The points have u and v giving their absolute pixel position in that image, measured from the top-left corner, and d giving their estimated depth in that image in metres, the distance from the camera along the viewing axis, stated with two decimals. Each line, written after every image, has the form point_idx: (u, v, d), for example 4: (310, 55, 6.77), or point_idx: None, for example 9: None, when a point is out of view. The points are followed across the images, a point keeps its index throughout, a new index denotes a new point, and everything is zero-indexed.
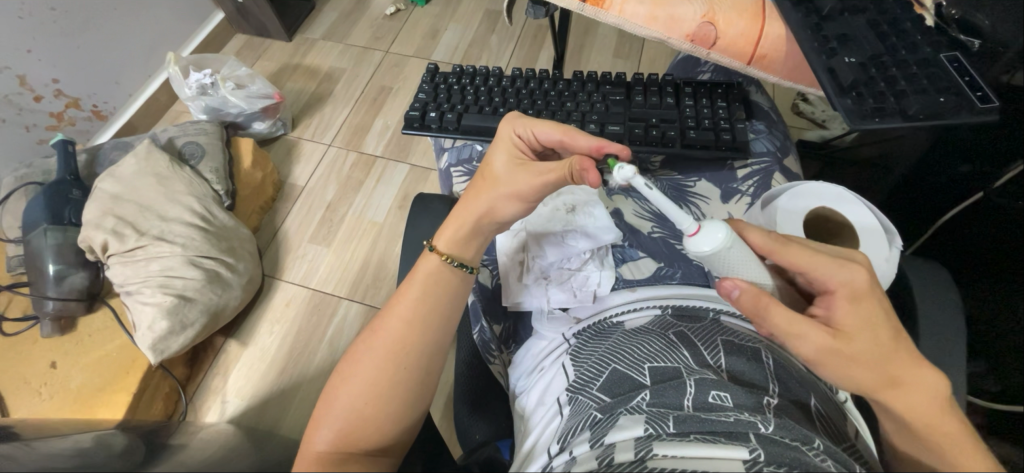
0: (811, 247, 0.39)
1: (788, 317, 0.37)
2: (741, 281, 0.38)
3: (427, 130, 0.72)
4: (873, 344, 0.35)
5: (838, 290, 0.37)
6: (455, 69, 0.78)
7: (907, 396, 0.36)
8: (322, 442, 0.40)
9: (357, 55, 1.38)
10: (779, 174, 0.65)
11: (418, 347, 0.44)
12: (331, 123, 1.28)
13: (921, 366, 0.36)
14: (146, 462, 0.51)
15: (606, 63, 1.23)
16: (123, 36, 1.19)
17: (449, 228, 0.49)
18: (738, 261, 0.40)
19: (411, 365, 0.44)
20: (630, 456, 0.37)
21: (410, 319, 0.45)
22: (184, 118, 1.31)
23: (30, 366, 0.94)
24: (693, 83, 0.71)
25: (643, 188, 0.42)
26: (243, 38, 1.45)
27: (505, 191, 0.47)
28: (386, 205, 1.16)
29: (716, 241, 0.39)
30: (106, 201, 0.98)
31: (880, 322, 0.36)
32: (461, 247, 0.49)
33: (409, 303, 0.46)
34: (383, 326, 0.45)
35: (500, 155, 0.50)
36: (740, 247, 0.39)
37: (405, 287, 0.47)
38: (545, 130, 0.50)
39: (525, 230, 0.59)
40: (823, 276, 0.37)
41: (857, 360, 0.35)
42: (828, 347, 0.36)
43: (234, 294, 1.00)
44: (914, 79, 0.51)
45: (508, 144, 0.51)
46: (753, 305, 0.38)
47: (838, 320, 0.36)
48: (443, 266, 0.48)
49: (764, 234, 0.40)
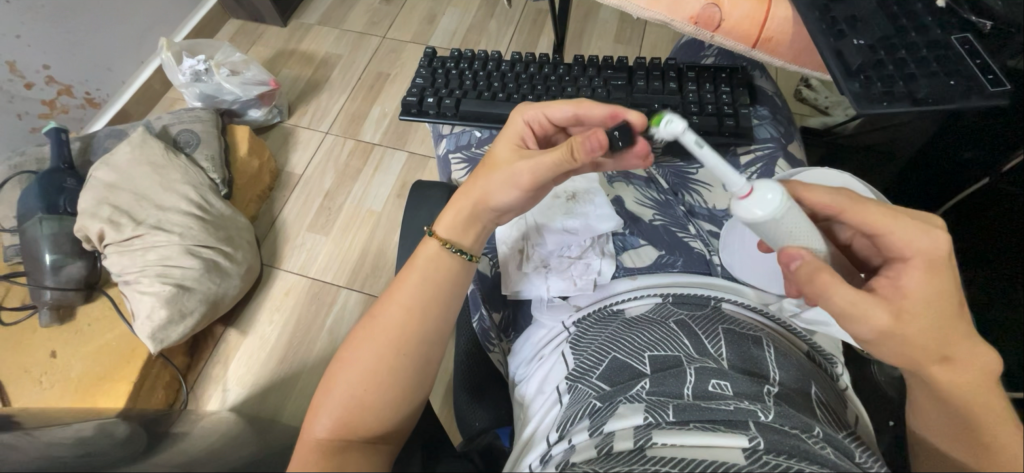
0: (891, 210, 0.39)
1: (852, 294, 0.36)
2: (805, 252, 0.38)
3: (425, 116, 0.71)
4: (934, 316, 0.36)
5: (915, 256, 0.37)
6: (452, 54, 0.76)
7: (951, 373, 0.36)
8: (321, 429, 0.40)
9: (353, 40, 1.35)
10: (782, 159, 0.64)
11: (419, 335, 0.44)
12: (328, 111, 1.26)
13: (974, 342, 0.36)
14: (147, 451, 0.51)
15: (606, 48, 1.21)
16: (114, 21, 1.17)
17: (447, 214, 0.48)
18: (794, 226, 0.37)
19: (410, 353, 0.43)
20: (630, 444, 0.37)
21: (411, 305, 0.45)
22: (179, 105, 1.29)
23: (29, 356, 0.94)
24: (696, 68, 0.69)
25: (691, 145, 0.40)
26: (237, 23, 1.42)
27: (504, 176, 0.47)
28: (384, 193, 1.15)
29: (771, 205, 0.37)
30: (101, 190, 0.97)
31: (947, 296, 0.36)
32: (461, 233, 0.48)
33: (409, 291, 0.45)
34: (384, 313, 0.45)
35: (504, 140, 0.51)
36: (794, 210, 0.37)
37: (406, 274, 0.47)
38: (558, 109, 0.51)
39: (525, 221, 0.59)
40: (903, 240, 0.37)
41: (916, 338, 0.36)
42: (887, 325, 0.36)
43: (233, 284, 0.99)
44: (924, 62, 0.49)
45: (516, 124, 0.51)
46: (811, 279, 0.37)
47: (907, 289, 0.36)
48: (444, 252, 0.47)
49: (832, 194, 0.40)
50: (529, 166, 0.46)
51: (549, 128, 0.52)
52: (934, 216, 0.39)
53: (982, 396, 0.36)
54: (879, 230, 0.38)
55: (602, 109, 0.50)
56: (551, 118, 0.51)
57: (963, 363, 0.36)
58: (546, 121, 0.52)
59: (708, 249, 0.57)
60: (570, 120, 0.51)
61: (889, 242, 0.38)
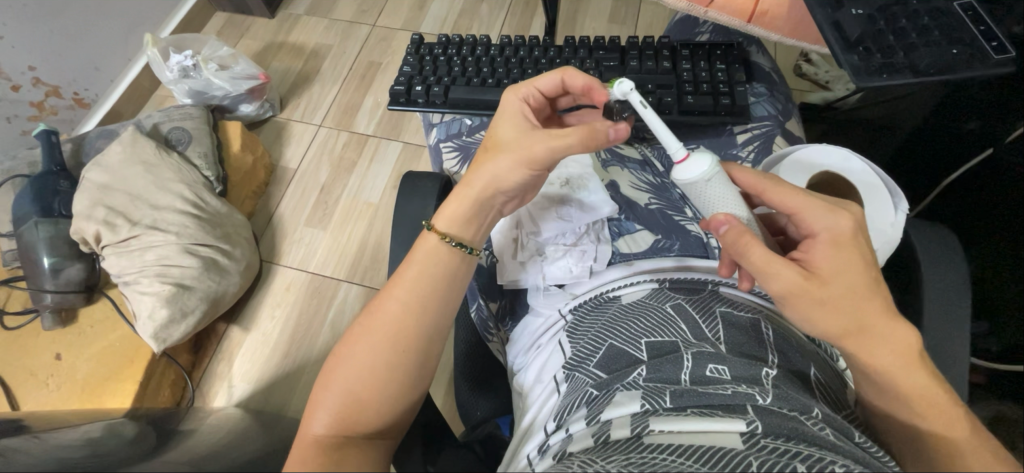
0: (805, 190, 0.39)
1: (766, 255, 0.37)
2: (730, 218, 0.39)
3: (414, 105, 0.70)
4: (847, 288, 0.36)
5: (820, 234, 0.37)
6: (441, 39, 0.74)
7: (870, 349, 0.37)
8: (319, 426, 0.40)
9: (343, 30, 1.33)
10: (780, 137, 0.62)
11: (417, 329, 0.44)
12: (320, 103, 1.24)
13: (893, 320, 0.36)
14: (154, 449, 0.52)
15: (601, 28, 1.18)
16: (99, 19, 1.15)
17: (449, 206, 0.47)
18: (717, 195, 0.41)
19: (409, 346, 0.43)
20: (626, 432, 0.37)
21: (407, 299, 0.44)
22: (169, 102, 1.27)
23: (34, 359, 0.95)
24: (690, 46, 0.67)
25: (637, 104, 0.44)
26: (224, 16, 1.39)
27: (509, 157, 0.46)
28: (380, 185, 1.14)
29: (699, 172, 0.40)
30: (95, 192, 0.97)
31: (857, 268, 0.36)
32: (461, 226, 0.47)
33: (404, 283, 0.45)
34: (381, 307, 0.44)
35: (505, 118, 0.50)
36: (721, 179, 0.41)
37: (402, 267, 0.46)
38: (547, 79, 0.52)
39: (513, 217, 0.57)
40: (811, 217, 0.38)
41: (827, 303, 0.36)
42: (800, 288, 0.36)
43: (232, 281, 0.99)
44: (925, 31, 0.48)
45: (510, 100, 0.51)
46: (734, 243, 0.39)
47: (816, 262, 0.37)
48: (442, 245, 0.46)
49: (754, 174, 0.41)
50: (538, 139, 0.46)
51: (541, 101, 0.53)
52: (853, 201, 0.39)
53: (910, 375, 0.36)
54: (788, 209, 0.39)
55: (583, 75, 0.52)
56: (542, 90, 0.53)
57: (881, 338, 0.36)
58: (538, 96, 0.53)
59: (705, 232, 0.56)
60: (557, 89, 0.53)
61: (800, 219, 0.39)
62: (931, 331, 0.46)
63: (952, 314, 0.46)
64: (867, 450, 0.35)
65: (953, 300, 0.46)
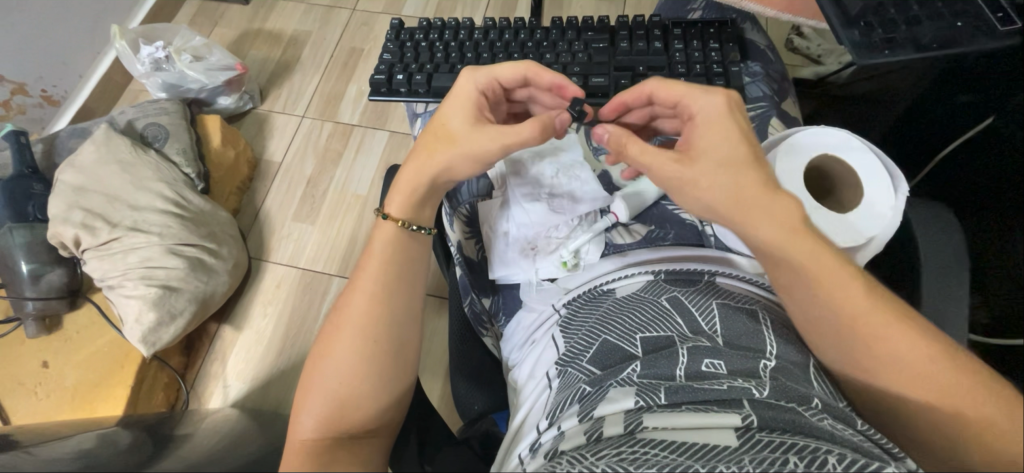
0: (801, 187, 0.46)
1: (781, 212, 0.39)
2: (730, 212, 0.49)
3: (396, 95, 0.67)
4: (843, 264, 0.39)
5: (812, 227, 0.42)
6: (422, 24, 0.71)
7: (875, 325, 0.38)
8: (306, 430, 0.39)
9: (321, 15, 1.27)
10: (776, 118, 0.61)
11: (388, 320, 0.43)
12: (302, 93, 1.20)
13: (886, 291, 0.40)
14: (148, 458, 0.50)
15: (589, 7, 1.14)
16: (63, 11, 1.09)
17: (397, 196, 0.47)
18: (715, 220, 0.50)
19: (382, 337, 0.42)
20: (619, 429, 0.37)
21: (373, 290, 0.43)
22: (143, 97, 1.22)
23: (21, 367, 0.92)
24: (682, 24, 0.65)
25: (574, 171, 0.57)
26: (195, 4, 1.33)
27: (462, 150, 0.46)
28: (368, 177, 1.11)
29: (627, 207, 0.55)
30: (70, 194, 0.93)
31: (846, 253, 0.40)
32: (414, 210, 0.48)
33: (371, 277, 0.44)
34: (348, 303, 0.44)
35: (458, 106, 0.48)
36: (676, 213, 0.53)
37: (365, 261, 0.46)
38: (508, 70, 0.50)
39: (503, 186, 0.57)
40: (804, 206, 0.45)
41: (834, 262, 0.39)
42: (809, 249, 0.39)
43: (221, 281, 0.97)
44: (928, 2, 0.46)
45: (464, 83, 0.49)
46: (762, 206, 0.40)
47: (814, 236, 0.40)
48: (400, 232, 0.47)
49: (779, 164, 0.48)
50: (493, 131, 0.46)
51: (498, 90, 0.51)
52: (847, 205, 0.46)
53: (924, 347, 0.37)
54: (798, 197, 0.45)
55: (552, 76, 0.51)
56: (501, 80, 0.51)
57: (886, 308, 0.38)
58: (496, 85, 0.51)
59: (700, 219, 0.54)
60: (518, 80, 0.51)
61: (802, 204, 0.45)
62: (929, 312, 0.45)
63: (948, 293, 0.45)
64: (869, 438, 0.34)
65: (950, 282, 0.45)
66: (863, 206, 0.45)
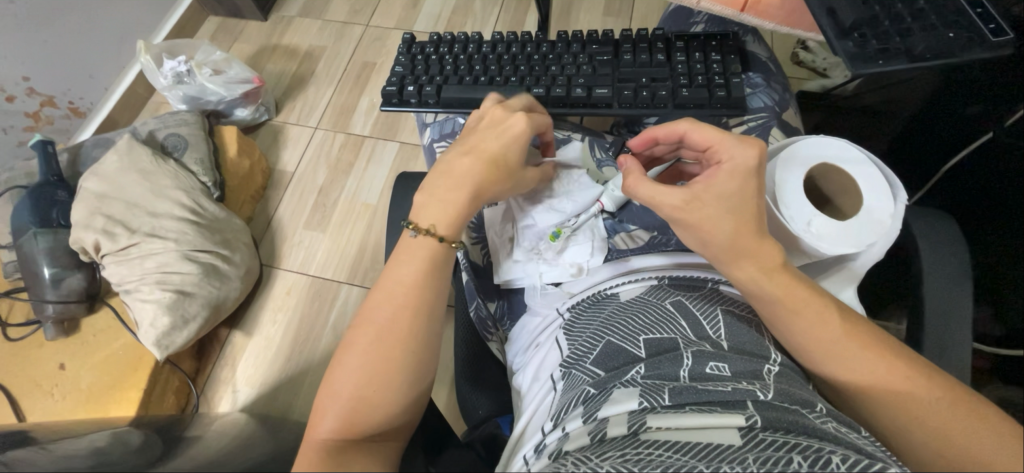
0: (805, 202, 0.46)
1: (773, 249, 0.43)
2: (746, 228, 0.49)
3: (406, 106, 0.69)
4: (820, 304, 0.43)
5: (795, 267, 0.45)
6: (432, 38, 0.74)
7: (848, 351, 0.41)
8: (326, 431, 0.40)
9: (336, 30, 1.32)
10: (777, 128, 0.62)
11: (414, 329, 0.44)
12: (316, 105, 1.24)
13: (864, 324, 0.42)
14: (160, 456, 0.51)
15: (596, 22, 1.17)
16: (91, 28, 1.14)
17: (428, 209, 0.47)
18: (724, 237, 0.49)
19: (406, 345, 0.43)
20: (623, 430, 0.37)
21: (400, 298, 0.45)
22: (164, 109, 1.27)
23: (39, 369, 0.95)
24: (684, 37, 0.66)
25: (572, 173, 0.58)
26: (216, 20, 1.38)
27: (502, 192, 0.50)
28: (378, 186, 1.14)
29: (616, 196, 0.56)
30: (92, 201, 0.97)
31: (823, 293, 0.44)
32: (444, 222, 0.47)
33: (397, 284, 0.45)
34: (373, 309, 0.45)
35: (510, 144, 0.49)
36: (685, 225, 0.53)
37: (392, 268, 0.47)
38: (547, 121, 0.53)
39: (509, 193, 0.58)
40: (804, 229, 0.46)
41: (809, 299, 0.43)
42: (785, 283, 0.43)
43: (233, 286, 0.99)
44: (921, 15, 0.47)
45: (522, 122, 0.50)
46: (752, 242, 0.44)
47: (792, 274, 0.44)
48: (431, 242, 0.47)
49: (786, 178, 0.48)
50: (519, 184, 0.51)
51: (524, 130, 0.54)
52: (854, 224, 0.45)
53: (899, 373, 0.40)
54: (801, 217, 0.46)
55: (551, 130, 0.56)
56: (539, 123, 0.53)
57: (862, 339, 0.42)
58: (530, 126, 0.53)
59: None
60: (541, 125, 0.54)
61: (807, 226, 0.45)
62: (932, 320, 0.45)
63: (952, 301, 0.45)
64: (872, 442, 0.35)
65: (954, 290, 0.45)
66: (863, 213, 0.46)
